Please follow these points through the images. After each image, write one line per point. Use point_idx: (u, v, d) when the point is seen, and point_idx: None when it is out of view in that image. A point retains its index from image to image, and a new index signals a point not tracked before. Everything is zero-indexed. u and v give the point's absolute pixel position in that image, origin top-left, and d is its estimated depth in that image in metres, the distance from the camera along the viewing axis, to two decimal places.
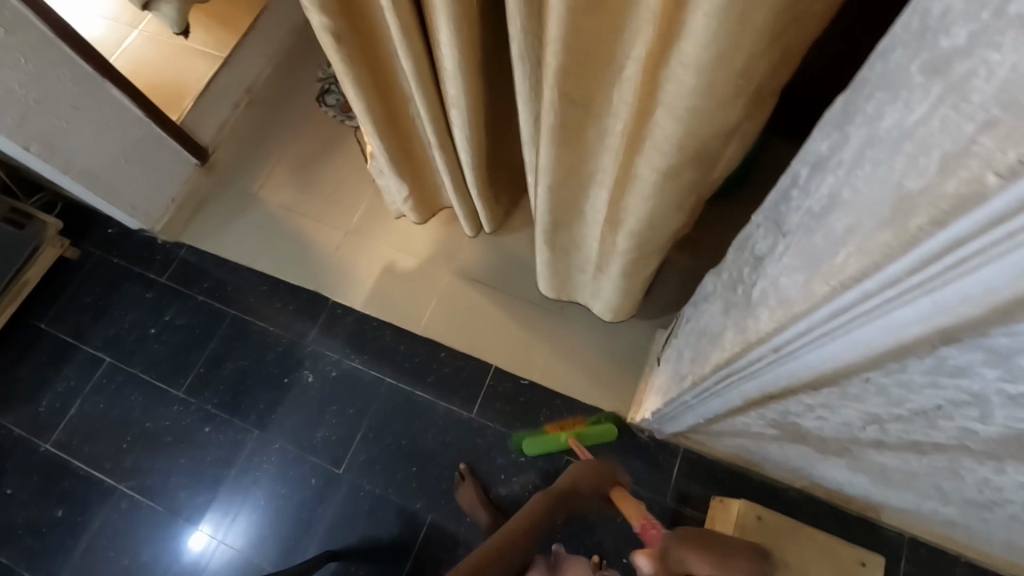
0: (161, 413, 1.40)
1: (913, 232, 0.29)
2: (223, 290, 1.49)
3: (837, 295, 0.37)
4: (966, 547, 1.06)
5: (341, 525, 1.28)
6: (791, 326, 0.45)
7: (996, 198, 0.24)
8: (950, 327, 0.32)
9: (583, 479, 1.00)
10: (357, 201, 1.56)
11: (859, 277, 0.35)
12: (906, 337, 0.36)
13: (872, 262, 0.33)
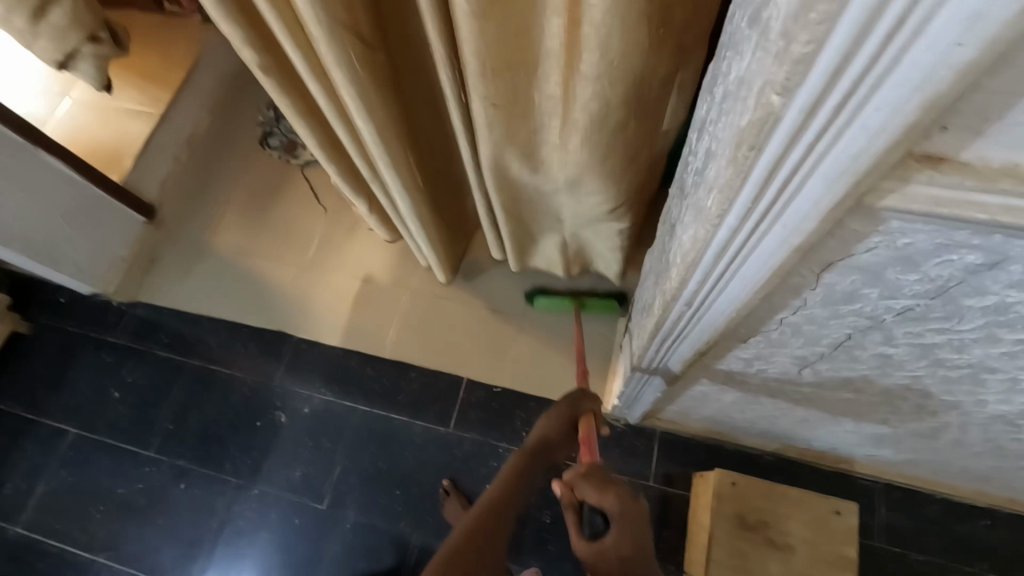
0: (132, 476, 1.36)
1: (744, 157, 0.32)
2: (184, 342, 1.47)
3: (711, 237, 0.41)
4: (936, 482, 1.09)
5: (330, 561, 1.26)
6: (691, 278, 0.48)
7: (785, 115, 0.27)
8: (797, 245, 0.35)
9: (546, 431, 0.91)
10: (310, 236, 1.57)
11: (722, 212, 0.37)
12: (775, 264, 0.39)
13: (724, 194, 0.36)
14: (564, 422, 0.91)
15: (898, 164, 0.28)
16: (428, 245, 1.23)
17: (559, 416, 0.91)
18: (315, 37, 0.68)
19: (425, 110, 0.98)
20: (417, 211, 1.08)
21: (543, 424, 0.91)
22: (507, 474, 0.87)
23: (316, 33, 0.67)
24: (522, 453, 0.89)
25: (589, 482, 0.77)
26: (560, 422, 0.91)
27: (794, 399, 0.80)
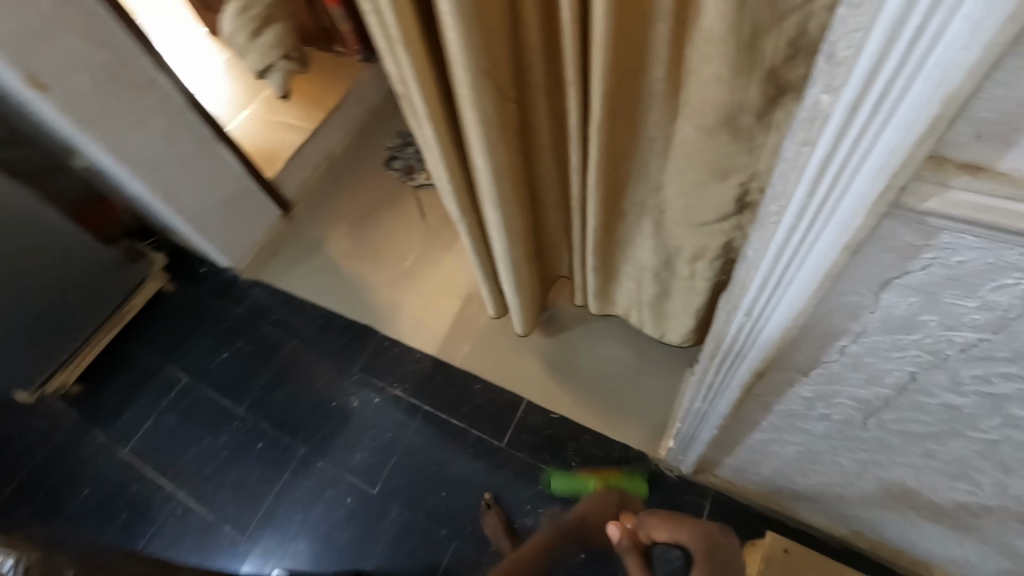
0: (222, 429, 1.53)
1: (801, 153, 0.39)
2: (288, 321, 1.67)
3: (772, 238, 0.46)
4: None
5: (369, 547, 1.32)
6: (750, 282, 0.52)
7: (831, 109, 0.34)
8: (849, 240, 0.40)
9: (586, 510, 0.86)
10: (411, 249, 1.75)
11: (781, 209, 0.43)
12: (828, 265, 0.44)
13: (785, 191, 0.42)
14: (611, 503, 0.85)
15: (921, 167, 0.33)
16: (513, 296, 1.27)
17: (603, 497, 0.86)
18: (461, 90, 0.78)
19: (536, 162, 1.07)
20: (516, 260, 1.14)
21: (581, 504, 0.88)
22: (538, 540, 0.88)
23: (463, 88, 0.78)
24: (555, 527, 0.87)
25: (659, 517, 0.72)
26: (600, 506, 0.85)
27: (858, 460, 0.78)
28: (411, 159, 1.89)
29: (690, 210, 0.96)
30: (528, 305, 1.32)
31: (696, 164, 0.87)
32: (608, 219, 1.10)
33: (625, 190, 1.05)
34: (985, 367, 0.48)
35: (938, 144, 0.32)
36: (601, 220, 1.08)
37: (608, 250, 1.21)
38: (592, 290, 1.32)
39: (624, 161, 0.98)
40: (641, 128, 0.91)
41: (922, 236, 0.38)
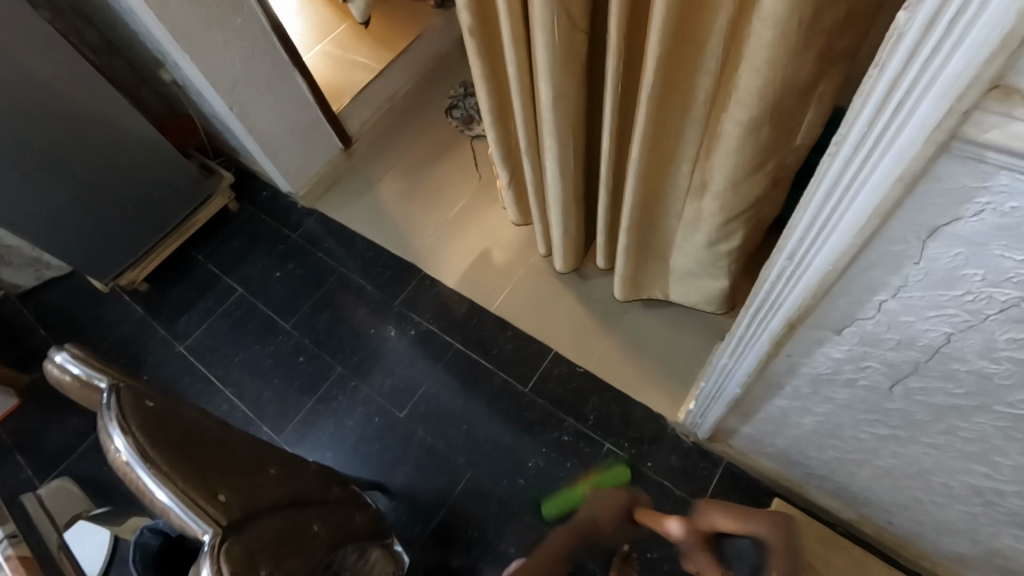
0: (270, 339, 1.65)
1: (869, 81, 0.41)
2: (339, 249, 1.76)
3: (826, 171, 0.48)
4: None
5: (392, 463, 1.41)
6: (797, 219, 0.54)
7: (906, 30, 0.36)
8: (907, 170, 0.42)
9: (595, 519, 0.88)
10: (460, 196, 1.79)
11: (841, 139, 0.45)
12: (879, 200, 0.45)
13: (847, 121, 0.44)
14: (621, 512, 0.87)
15: (986, 95, 0.35)
16: (558, 235, 1.32)
17: (617, 502, 0.87)
18: (541, 20, 0.80)
19: (596, 112, 1.09)
20: (562, 202, 1.19)
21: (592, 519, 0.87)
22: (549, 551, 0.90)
23: (544, 16, 0.80)
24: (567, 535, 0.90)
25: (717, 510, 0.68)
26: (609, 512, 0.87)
27: (876, 435, 0.78)
28: (472, 108, 1.93)
29: (739, 188, 0.95)
30: (569, 246, 1.37)
31: (752, 145, 0.86)
32: (649, 192, 1.10)
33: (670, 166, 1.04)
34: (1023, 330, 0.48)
35: (1003, 71, 0.34)
36: (641, 191, 1.07)
37: (647, 229, 1.21)
38: (620, 273, 1.32)
39: (670, 133, 0.97)
40: (692, 106, 0.90)
41: (979, 178, 0.39)
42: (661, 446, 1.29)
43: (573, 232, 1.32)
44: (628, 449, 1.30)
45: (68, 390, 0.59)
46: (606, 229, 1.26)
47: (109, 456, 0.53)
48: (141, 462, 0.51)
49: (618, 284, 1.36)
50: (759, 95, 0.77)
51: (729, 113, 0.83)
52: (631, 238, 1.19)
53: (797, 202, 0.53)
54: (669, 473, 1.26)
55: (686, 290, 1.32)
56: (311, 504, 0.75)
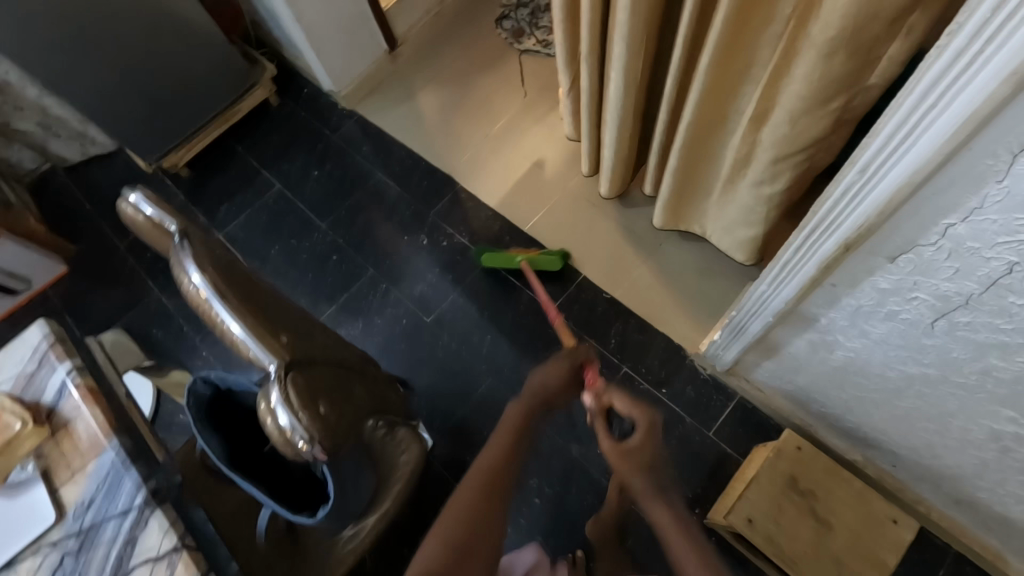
0: (305, 236, 1.68)
1: None
2: (377, 155, 1.75)
3: (928, 69, 0.47)
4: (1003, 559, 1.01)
5: (416, 362, 1.47)
6: (882, 125, 0.53)
7: None
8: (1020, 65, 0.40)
9: (544, 380, 0.80)
10: (503, 112, 1.75)
11: (954, 32, 0.44)
12: (979, 99, 0.44)
13: (966, 11, 0.42)
14: (567, 373, 0.81)
15: None
16: (608, 153, 1.30)
17: (558, 362, 0.82)
18: None
19: (669, 22, 1.04)
20: (618, 116, 1.17)
21: (539, 373, 0.80)
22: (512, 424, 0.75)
23: None
24: (521, 405, 0.77)
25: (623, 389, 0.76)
26: (557, 374, 0.80)
27: (905, 375, 0.79)
28: (523, 22, 1.84)
29: (803, 122, 0.91)
30: (616, 167, 1.36)
31: (826, 73, 0.81)
32: (707, 115, 1.06)
33: (735, 91, 1.00)
34: None
35: None
36: (700, 112, 1.03)
37: (697, 158, 1.17)
38: (662, 200, 1.30)
39: (744, 50, 0.92)
40: (770, 25, 0.84)
41: None
42: (678, 374, 1.32)
43: (622, 153, 1.30)
44: (645, 375, 1.34)
45: (139, 228, 0.62)
46: (658, 151, 1.24)
47: (185, 290, 0.56)
48: (219, 297, 0.54)
49: (659, 211, 1.34)
50: (845, 15, 0.72)
51: (810, 36, 0.79)
52: (679, 162, 1.17)
53: (884, 107, 0.52)
54: (682, 401, 1.30)
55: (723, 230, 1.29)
56: (357, 368, 0.82)
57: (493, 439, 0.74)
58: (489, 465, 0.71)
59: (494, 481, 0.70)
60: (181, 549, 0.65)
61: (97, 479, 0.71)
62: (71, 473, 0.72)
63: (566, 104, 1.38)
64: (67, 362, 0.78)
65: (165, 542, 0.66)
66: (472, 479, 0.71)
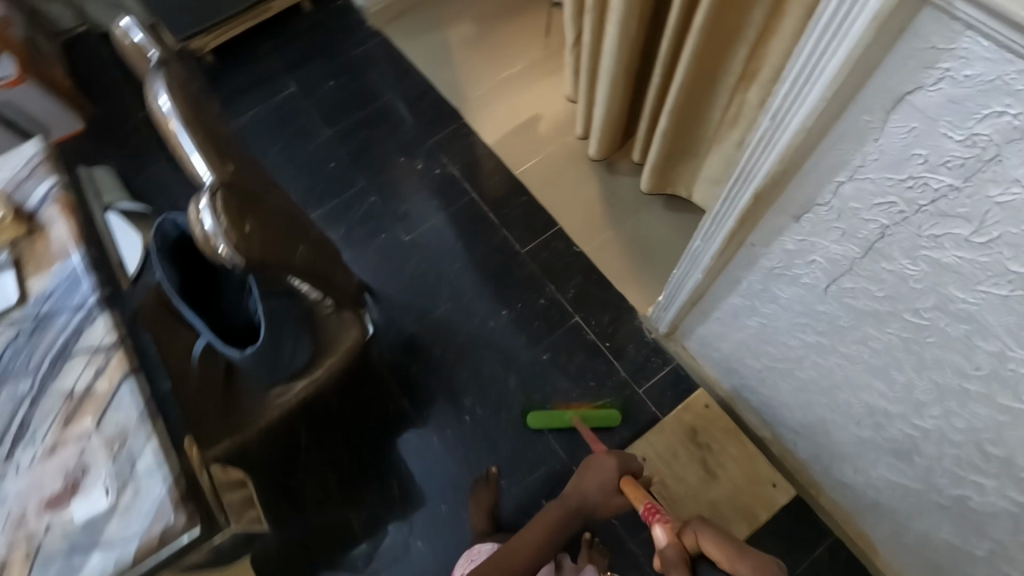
0: (308, 139, 1.72)
1: None
2: (394, 76, 1.78)
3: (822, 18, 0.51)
4: (876, 551, 1.06)
5: (385, 273, 1.52)
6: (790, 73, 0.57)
7: None
8: (887, 14, 0.45)
9: (585, 489, 0.84)
10: (522, 58, 1.77)
11: None
12: (855, 48, 0.48)
13: None
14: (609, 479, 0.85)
15: None
16: (600, 111, 1.34)
17: (603, 468, 0.86)
18: None
19: None
20: (613, 72, 1.20)
21: (580, 480, 0.86)
22: (546, 522, 0.81)
23: None
24: (560, 508, 0.83)
25: (715, 537, 0.69)
26: (601, 475, 0.86)
27: (807, 345, 0.84)
28: None
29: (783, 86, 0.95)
30: (605, 129, 1.40)
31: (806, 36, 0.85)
32: (698, 78, 1.10)
33: (726, 53, 1.04)
34: (943, 226, 0.53)
35: None
36: (689, 75, 1.07)
37: (682, 122, 1.21)
38: (651, 163, 1.34)
39: (738, 12, 0.96)
40: None
41: (946, 36, 0.43)
42: (625, 332, 1.39)
43: (614, 111, 1.33)
44: (594, 328, 1.40)
45: (125, 50, 0.68)
46: (649, 114, 1.27)
47: (154, 108, 0.63)
48: (178, 119, 0.61)
49: (646, 172, 1.38)
50: None
51: None
52: (671, 124, 1.20)
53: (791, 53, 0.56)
54: (622, 357, 1.37)
55: (708, 194, 1.34)
56: (305, 238, 0.88)
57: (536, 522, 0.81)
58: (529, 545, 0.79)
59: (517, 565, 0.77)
60: (119, 346, 0.74)
61: (60, 277, 0.80)
62: (38, 268, 0.81)
63: (572, 60, 1.42)
64: (52, 179, 0.87)
65: (106, 338, 0.75)
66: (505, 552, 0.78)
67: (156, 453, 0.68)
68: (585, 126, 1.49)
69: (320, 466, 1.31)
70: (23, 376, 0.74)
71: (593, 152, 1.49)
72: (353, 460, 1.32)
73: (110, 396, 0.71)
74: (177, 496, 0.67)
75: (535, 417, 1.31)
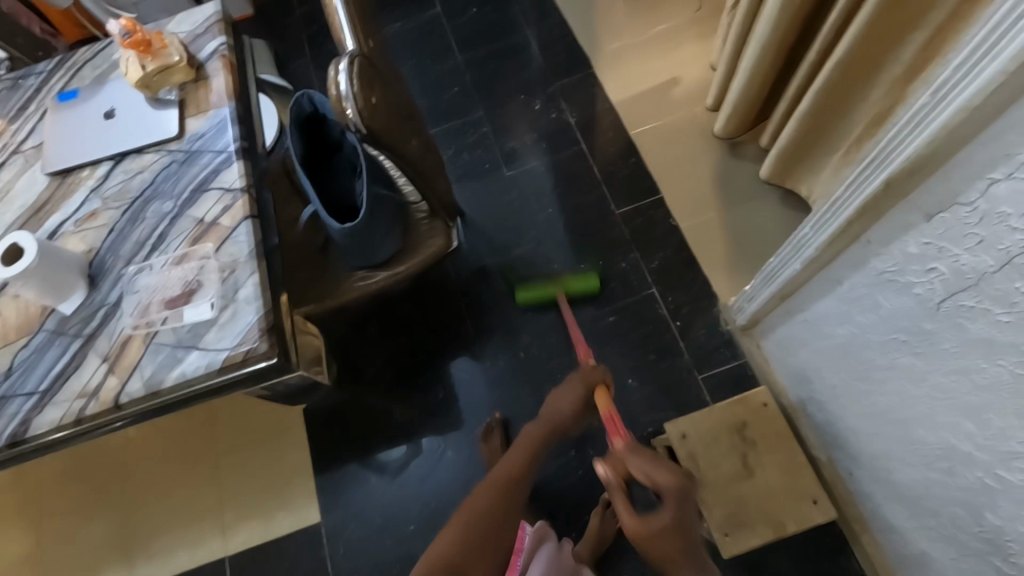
0: (439, 60, 1.77)
1: None
2: (534, 13, 1.78)
3: None
4: None
5: (479, 203, 1.56)
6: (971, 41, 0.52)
7: None
8: None
9: (557, 408, 0.93)
10: (668, 16, 1.69)
11: None
12: None
13: None
14: (579, 400, 0.93)
15: None
16: (737, 83, 1.26)
17: (573, 387, 0.94)
18: None
19: None
20: (763, 42, 1.12)
21: (548, 405, 0.94)
22: (523, 444, 0.89)
23: None
24: (538, 428, 0.92)
25: (641, 454, 0.75)
26: (569, 399, 0.93)
27: (897, 365, 0.77)
28: None
29: None
30: (737, 104, 1.32)
31: None
32: (857, 61, 1.00)
33: (900, 37, 0.94)
34: None
35: None
36: (848, 54, 0.98)
37: (825, 109, 1.12)
38: (778, 149, 1.25)
39: None
40: None
41: None
42: (699, 316, 1.35)
43: (753, 86, 1.24)
44: (668, 303, 1.37)
45: None
46: (791, 94, 1.18)
47: None
48: None
49: (769, 158, 1.29)
50: None
51: None
52: (812, 108, 1.11)
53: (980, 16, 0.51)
54: (689, 340, 1.33)
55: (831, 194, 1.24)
56: (418, 134, 0.93)
57: (512, 449, 0.89)
58: (499, 476, 0.83)
59: (499, 493, 0.80)
60: (246, 192, 0.85)
61: (211, 123, 0.91)
62: (198, 112, 0.92)
63: (721, 24, 1.33)
64: (222, 39, 0.97)
65: (237, 183, 0.86)
66: (486, 486, 0.81)
67: (255, 288, 0.78)
68: (717, 97, 1.42)
69: (379, 359, 1.42)
70: (167, 199, 0.86)
71: (717, 126, 1.41)
72: (409, 362, 1.41)
73: (229, 231, 0.82)
74: (264, 327, 0.77)
75: (525, 293, 1.38)
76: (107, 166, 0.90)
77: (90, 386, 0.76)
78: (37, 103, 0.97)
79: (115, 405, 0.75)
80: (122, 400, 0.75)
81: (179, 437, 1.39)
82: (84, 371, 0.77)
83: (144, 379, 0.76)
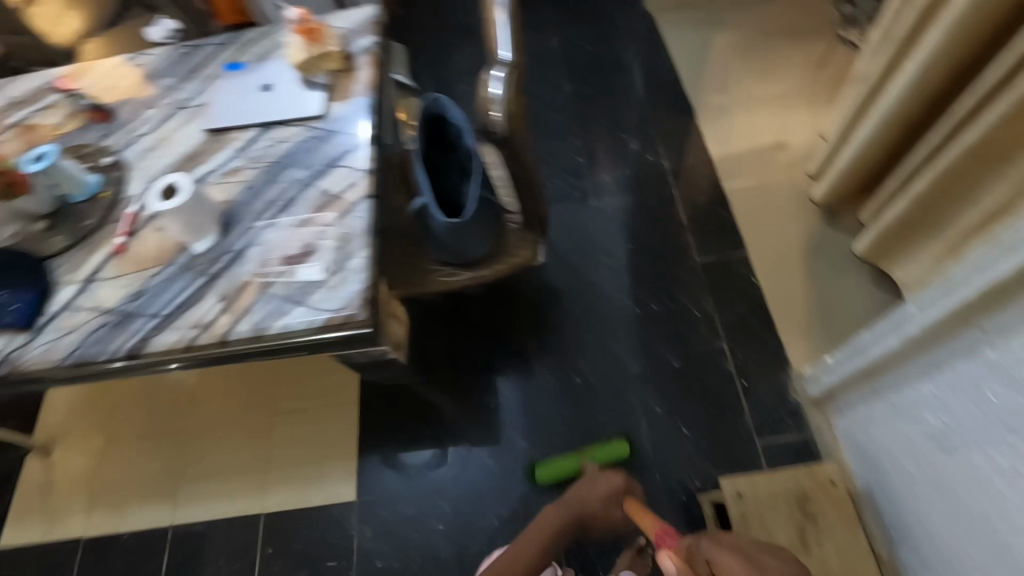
0: (546, 86, 1.84)
1: None
2: (646, 57, 1.83)
3: None
4: None
5: (561, 226, 1.59)
6: None
7: None
8: None
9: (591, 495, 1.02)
10: (780, 80, 1.71)
11: None
12: None
13: None
14: (615, 488, 1.01)
15: None
16: (849, 153, 1.25)
17: (609, 480, 1.02)
18: None
19: None
20: (885, 117, 1.11)
21: (583, 491, 1.03)
22: (544, 527, 0.99)
23: None
24: (563, 511, 1.01)
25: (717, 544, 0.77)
26: (604, 486, 1.02)
27: (994, 465, 0.73)
28: None
29: None
30: (844, 174, 1.30)
31: None
32: (985, 152, 0.98)
33: None
34: None
35: None
36: (977, 143, 0.97)
37: (940, 194, 1.09)
38: (880, 226, 1.23)
39: None
40: None
41: None
42: (767, 379, 1.31)
43: (864, 159, 1.23)
44: (736, 360, 1.34)
45: None
46: (906, 174, 1.16)
47: None
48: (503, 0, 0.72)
49: (869, 234, 1.27)
50: None
51: None
52: (925, 191, 1.09)
53: None
54: (753, 401, 1.29)
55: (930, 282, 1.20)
56: None
57: (524, 537, 0.98)
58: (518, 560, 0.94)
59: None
60: (371, 174, 0.92)
61: (352, 109, 1.00)
62: (341, 97, 1.02)
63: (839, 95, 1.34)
64: (373, 38, 1.08)
65: (364, 165, 0.93)
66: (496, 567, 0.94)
67: (364, 261, 0.85)
68: (821, 166, 1.41)
69: (439, 357, 1.45)
70: (300, 167, 0.95)
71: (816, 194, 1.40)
72: (467, 366, 1.44)
73: (350, 205, 0.90)
74: (366, 297, 0.82)
75: (541, 468, 1.27)
76: (254, 131, 1.01)
77: (205, 319, 0.84)
78: (206, 67, 1.10)
79: (223, 339, 0.83)
80: (229, 337, 0.82)
81: (237, 391, 1.47)
82: (202, 304, 0.85)
83: (253, 322, 0.83)
